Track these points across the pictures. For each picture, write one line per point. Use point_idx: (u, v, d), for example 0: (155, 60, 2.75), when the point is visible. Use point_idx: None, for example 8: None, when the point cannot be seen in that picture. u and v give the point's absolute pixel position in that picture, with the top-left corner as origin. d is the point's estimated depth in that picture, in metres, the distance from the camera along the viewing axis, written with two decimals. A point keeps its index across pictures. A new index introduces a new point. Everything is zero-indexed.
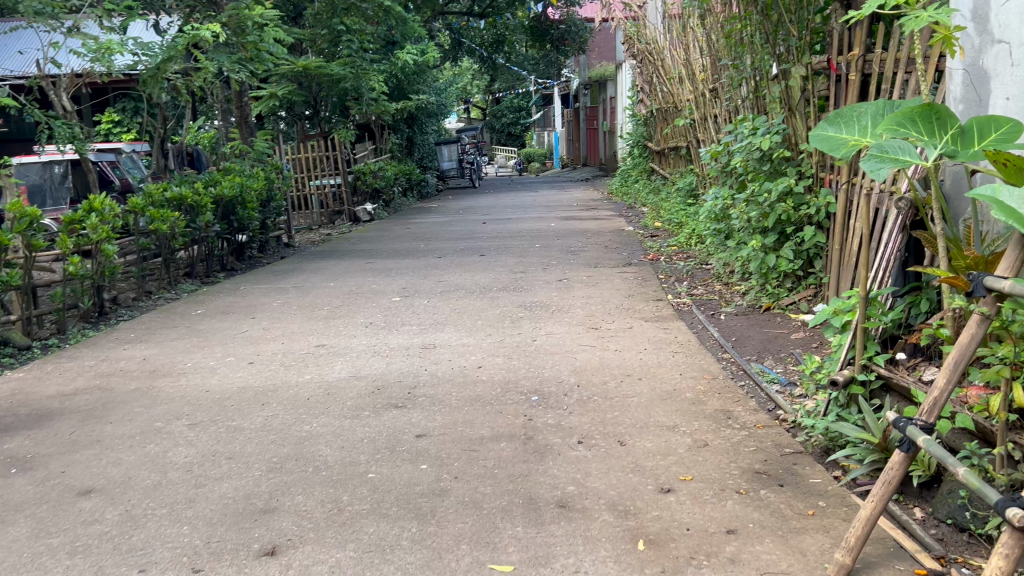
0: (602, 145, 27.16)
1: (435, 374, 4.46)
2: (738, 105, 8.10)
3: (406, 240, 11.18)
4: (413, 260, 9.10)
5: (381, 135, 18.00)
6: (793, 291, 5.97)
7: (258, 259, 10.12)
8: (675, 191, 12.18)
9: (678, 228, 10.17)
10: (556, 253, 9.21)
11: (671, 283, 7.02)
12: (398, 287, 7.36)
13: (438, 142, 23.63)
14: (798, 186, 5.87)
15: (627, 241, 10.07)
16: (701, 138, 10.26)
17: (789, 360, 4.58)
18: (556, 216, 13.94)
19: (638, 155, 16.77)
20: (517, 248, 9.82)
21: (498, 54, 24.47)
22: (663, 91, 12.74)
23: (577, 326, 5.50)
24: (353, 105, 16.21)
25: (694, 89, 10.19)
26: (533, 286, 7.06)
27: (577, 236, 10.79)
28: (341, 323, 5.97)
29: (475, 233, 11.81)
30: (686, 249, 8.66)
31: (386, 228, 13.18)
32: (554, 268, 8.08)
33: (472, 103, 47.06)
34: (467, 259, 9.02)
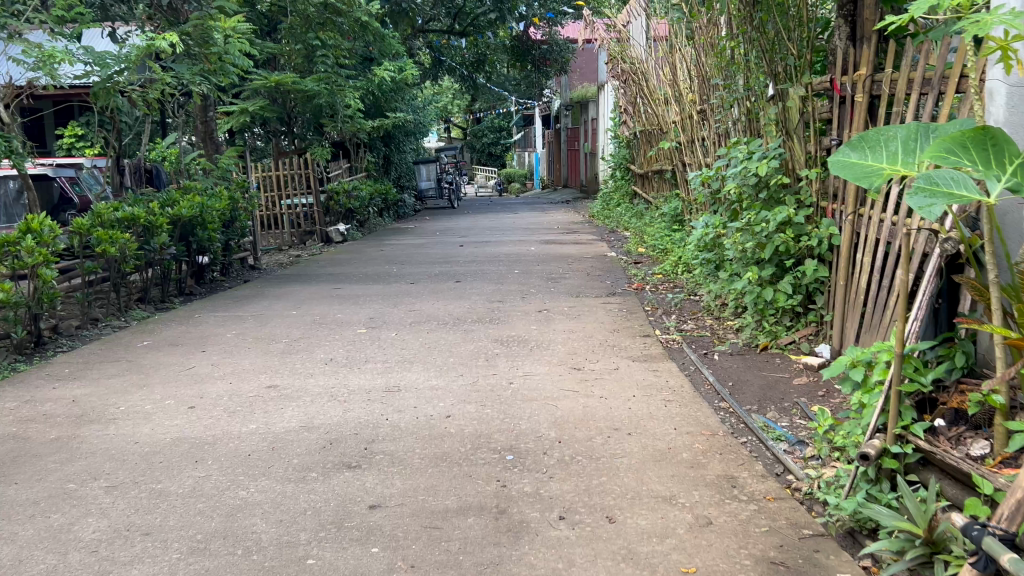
0: (583, 167, 26.86)
1: (397, 425, 3.95)
2: (728, 128, 7.71)
3: (379, 263, 10.67)
4: (384, 287, 8.59)
5: (357, 154, 17.51)
6: (791, 329, 5.53)
7: (220, 283, 9.55)
8: (659, 216, 11.79)
9: (662, 255, 9.75)
10: (535, 281, 8.73)
11: (659, 317, 6.55)
12: (364, 317, 6.84)
13: (416, 161, 23.21)
14: (798, 215, 5.45)
15: (610, 268, 9.62)
16: (688, 161, 9.87)
17: (795, 412, 4.12)
18: (536, 239, 13.49)
19: (620, 178, 16.39)
20: (495, 275, 9.34)
21: (478, 74, 24.12)
22: (647, 112, 12.38)
23: (557, 367, 5.00)
24: (328, 123, 15.73)
25: (680, 111, 9.81)
26: (510, 318, 6.57)
27: (557, 262, 10.32)
28: (299, 360, 5.43)
29: (452, 257, 11.31)
30: (673, 279, 8.21)
31: (359, 250, 12.66)
32: (534, 297, 7.60)
33: (452, 123, 46.73)
34: (441, 286, 8.52)
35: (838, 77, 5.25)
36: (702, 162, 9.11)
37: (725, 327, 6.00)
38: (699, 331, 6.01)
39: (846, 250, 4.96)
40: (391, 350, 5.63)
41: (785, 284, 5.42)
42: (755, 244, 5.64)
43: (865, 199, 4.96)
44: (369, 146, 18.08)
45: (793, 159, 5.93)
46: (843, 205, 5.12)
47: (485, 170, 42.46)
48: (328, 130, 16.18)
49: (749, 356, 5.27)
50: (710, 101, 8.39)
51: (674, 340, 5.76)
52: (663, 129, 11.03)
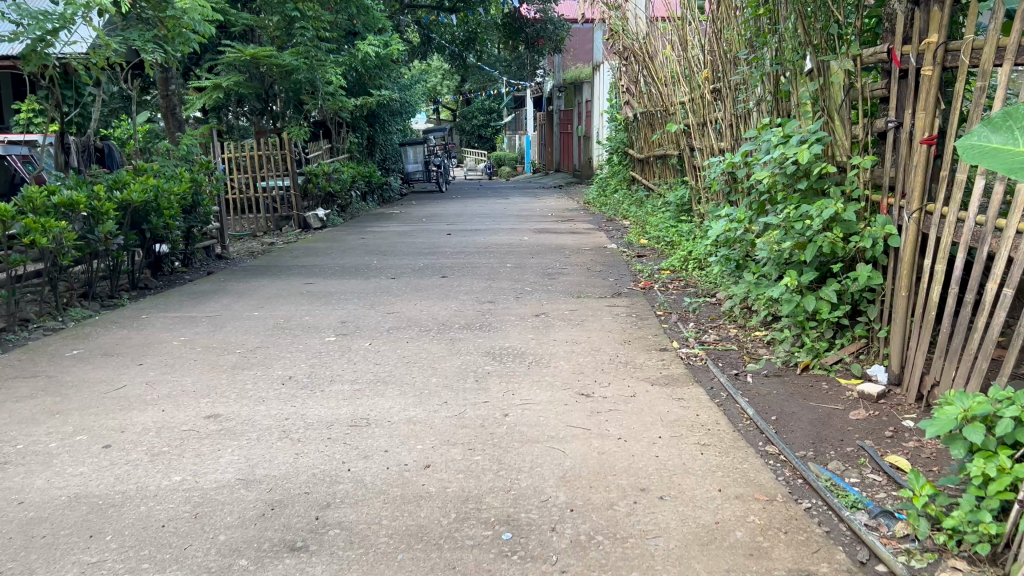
0: (576, 151, 25.91)
1: (361, 480, 3.09)
2: (752, 108, 6.84)
3: (358, 254, 9.76)
4: (361, 282, 7.70)
5: (339, 134, 16.51)
6: (835, 344, 4.70)
7: (180, 275, 8.63)
8: (663, 205, 10.94)
9: (669, 249, 8.90)
10: (530, 277, 7.86)
11: (674, 324, 5.70)
12: (335, 321, 5.96)
13: (402, 142, 22.28)
14: (848, 211, 4.60)
15: (612, 262, 8.76)
16: (698, 146, 9.00)
17: (864, 461, 3.28)
18: (529, 228, 12.61)
19: (618, 163, 15.51)
20: (485, 269, 8.46)
21: (468, 52, 23.10)
22: (651, 92, 11.49)
23: (561, 393, 4.14)
24: (309, 100, 14.76)
25: (691, 90, 8.93)
26: (503, 325, 5.70)
27: (553, 254, 9.45)
28: (252, 378, 4.56)
29: (438, 247, 10.41)
30: (687, 276, 7.37)
31: (338, 238, 11.75)
32: (528, 297, 6.73)
33: (441, 105, 45.60)
34: (426, 282, 7.65)
35: (899, 46, 4.35)
36: (717, 146, 8.25)
37: (754, 340, 5.16)
38: (724, 343, 5.16)
39: (909, 255, 4.12)
40: (364, 364, 4.77)
41: (831, 292, 4.57)
42: (794, 243, 4.79)
43: (935, 195, 4.12)
44: (352, 126, 17.11)
45: (836, 144, 5.08)
46: (904, 200, 4.28)
47: (475, 153, 41.41)
48: (309, 108, 15.21)
49: (789, 378, 4.42)
50: (731, 79, 7.52)
51: (697, 355, 4.90)
52: (671, 110, 10.15)
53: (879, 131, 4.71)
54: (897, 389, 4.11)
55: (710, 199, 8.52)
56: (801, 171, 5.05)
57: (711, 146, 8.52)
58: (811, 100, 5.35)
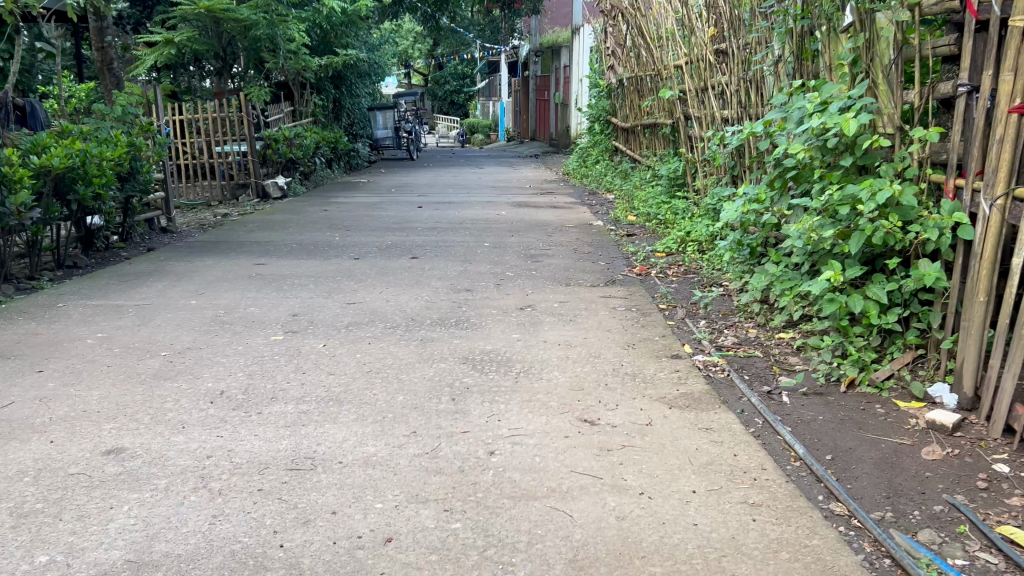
0: (552, 119, 25.00)
1: (298, 566, 2.25)
2: (768, 72, 6.02)
3: (320, 228, 8.85)
4: (320, 263, 6.81)
5: (302, 96, 15.27)
6: (883, 354, 3.91)
7: (116, 251, 7.64)
8: (652, 178, 10.16)
9: (663, 228, 8.12)
10: (511, 259, 7.03)
11: (682, 322, 4.90)
12: (286, 313, 5.09)
13: (371, 107, 21.22)
14: (906, 194, 3.78)
15: (601, 242, 7.96)
16: (697, 116, 8.20)
17: (966, 529, 2.50)
18: (506, 201, 11.75)
19: (599, 132, 14.64)
20: (460, 249, 7.60)
21: (441, 12, 21.98)
22: (640, 55, 10.63)
23: (559, 420, 3.33)
24: (270, 59, 13.69)
25: (691, 52, 8.10)
26: (483, 322, 4.87)
27: (535, 232, 8.61)
28: (175, 393, 3.68)
29: (408, 221, 9.53)
30: (689, 261, 6.59)
31: (299, 209, 10.81)
32: (510, 286, 5.92)
33: (412, 69, 44.24)
34: (393, 263, 6.79)
35: None
36: (721, 114, 7.45)
37: (782, 345, 4.37)
38: (747, 348, 4.36)
39: (989, 251, 3.32)
40: (316, 374, 3.92)
41: (883, 293, 3.77)
42: (836, 232, 3.98)
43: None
44: (317, 88, 16.00)
45: (884, 112, 4.26)
46: (980, 182, 3.47)
47: (447, 119, 40.26)
48: (270, 67, 14.12)
49: (834, 398, 3.64)
50: (742, 39, 6.71)
51: (717, 363, 4.10)
52: (665, 74, 9.32)
53: (944, 97, 3.88)
54: (973, 418, 3.33)
55: (711, 173, 7.75)
56: (843, 143, 4.22)
57: (712, 115, 7.72)
58: (852, 58, 4.52)
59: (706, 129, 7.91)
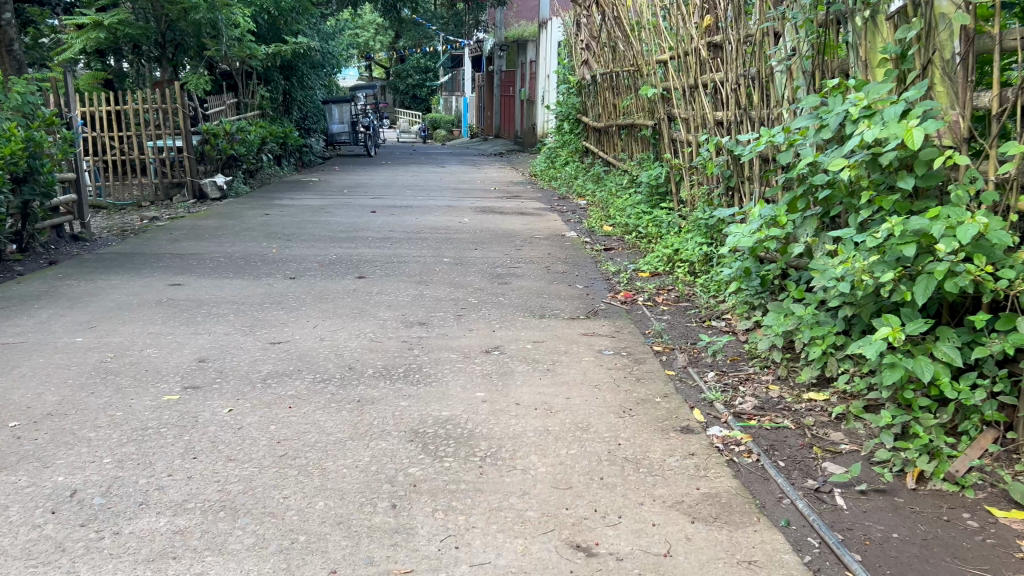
0: (518, 116, 24.08)
1: None
2: (778, 70, 5.14)
3: (256, 238, 7.81)
4: (249, 284, 5.78)
5: (249, 87, 14.18)
6: (956, 433, 3.02)
7: (10, 264, 6.52)
8: (630, 185, 9.29)
9: (646, 244, 7.24)
10: (474, 280, 6.08)
11: (685, 374, 3.99)
12: (191, 357, 4.08)
13: (326, 100, 20.07)
14: (995, 229, 2.88)
15: (576, 258, 7.06)
16: (684, 118, 7.34)
17: None
18: (468, 205, 10.80)
19: (568, 131, 13.74)
20: (416, 265, 6.63)
21: (403, 3, 20.87)
22: (617, 49, 9.75)
23: (540, 546, 2.38)
24: (212, 46, 12.53)
25: (680, 45, 7.22)
26: (439, 372, 3.92)
27: (500, 244, 7.67)
28: (7, 495, 2.66)
29: (359, 230, 8.52)
30: (685, 287, 5.72)
31: (238, 212, 9.74)
32: (473, 318, 4.96)
33: (373, 61, 42.99)
34: (334, 285, 5.79)
35: None
36: (715, 118, 6.58)
37: (817, 413, 3.48)
38: (774, 416, 3.47)
39: None
40: (212, 463, 2.92)
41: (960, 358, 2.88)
42: (896, 275, 3.09)
43: None
44: (264, 78, 14.83)
45: (947, 121, 3.37)
46: None
47: (409, 113, 39.13)
48: (212, 55, 12.96)
49: (903, 501, 2.73)
50: (747, 31, 5.83)
51: (740, 440, 3.20)
52: (647, 71, 8.43)
53: None
54: None
55: (702, 182, 6.88)
56: (899, 160, 3.32)
57: (704, 117, 6.85)
58: (899, 51, 3.63)
59: (698, 133, 7.04)
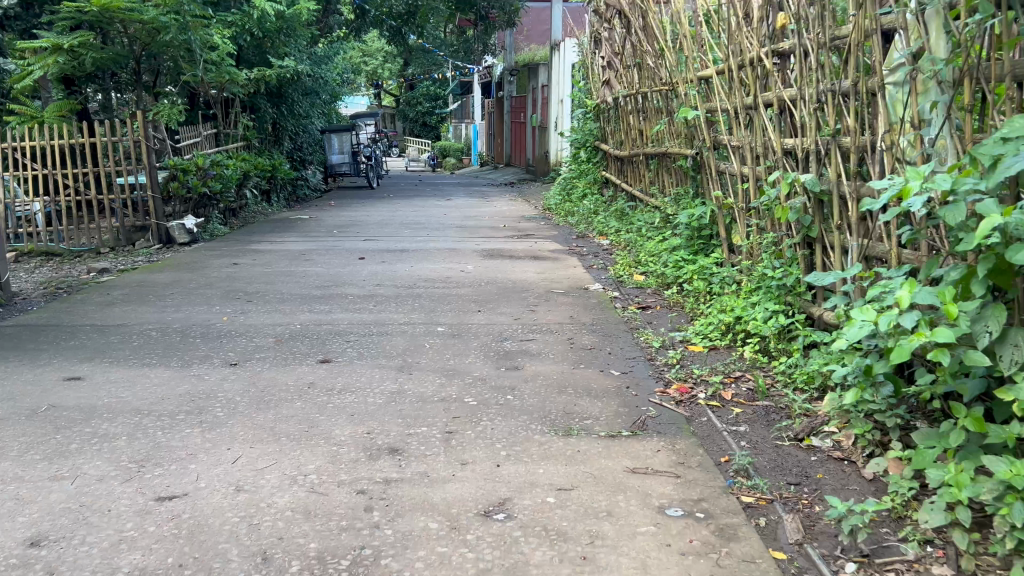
0: (529, 143, 22.70)
1: None
2: (899, 77, 3.68)
3: (209, 299, 6.36)
4: (172, 378, 4.31)
5: (228, 117, 12.77)
6: None
7: None
8: (664, 224, 7.81)
9: (693, 306, 5.75)
10: (474, 364, 4.58)
11: (807, 564, 2.49)
12: (23, 536, 2.61)
13: (325, 130, 18.73)
14: None
15: (605, 323, 5.57)
16: (738, 145, 5.85)
17: None
18: (474, 248, 9.34)
19: (585, 161, 12.30)
20: (400, 339, 5.15)
21: (408, 27, 19.50)
22: (646, 65, 8.28)
23: None
24: (187, 71, 11.17)
25: (733, 56, 5.74)
26: (406, 568, 2.42)
27: (509, 304, 6.18)
28: None
29: (339, 284, 7.06)
30: (762, 378, 4.25)
31: (203, 261, 8.32)
32: (468, 436, 3.46)
33: (381, 89, 41.93)
34: (285, 378, 4.32)
35: None
36: (785, 146, 5.09)
37: None
38: None
39: None
40: None
41: None
42: None
43: None
44: (249, 107, 13.46)
45: None
46: None
47: (417, 141, 37.97)
48: (188, 80, 11.56)
49: None
50: (836, 30, 4.34)
51: None
52: (685, 89, 6.96)
53: None
54: None
55: (766, 228, 5.38)
56: None
57: (769, 144, 5.36)
58: None
59: (760, 165, 5.55)
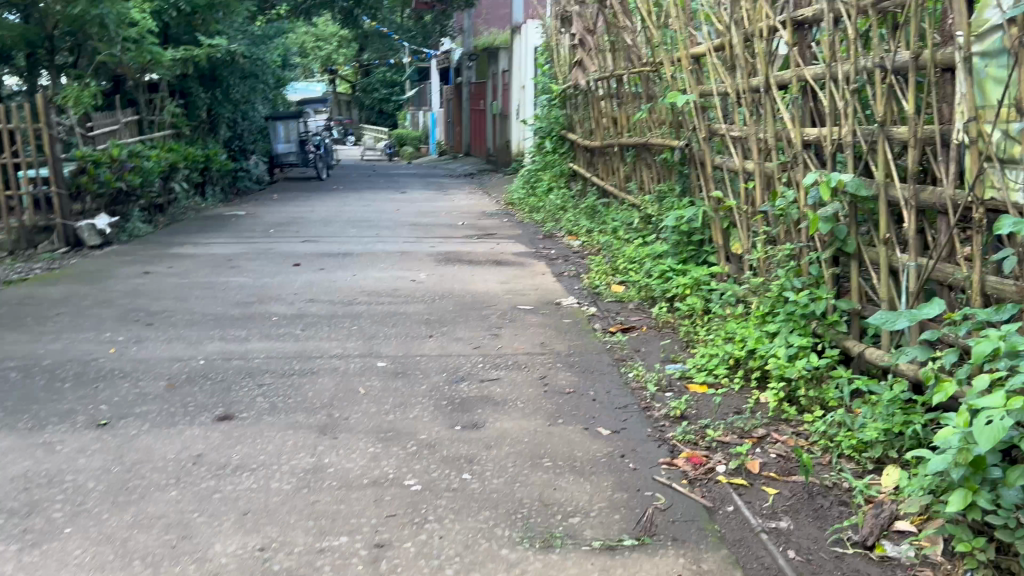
0: (489, 132, 21.58)
1: None
2: (993, 46, 2.73)
3: (99, 323, 5.20)
4: (8, 451, 3.19)
5: (154, 102, 11.45)
6: None
7: None
8: (646, 226, 6.84)
9: (688, 329, 4.79)
10: (420, 420, 3.53)
11: None
12: None
13: (270, 117, 17.44)
14: None
15: (583, 353, 4.57)
16: (741, 136, 4.88)
17: None
18: (428, 251, 8.27)
19: (550, 151, 11.27)
20: (328, 380, 4.08)
21: (360, 8, 18.25)
22: (623, 44, 7.26)
23: None
24: (103, 50, 9.87)
25: (738, 25, 4.74)
26: None
27: (466, 327, 5.14)
28: None
29: (265, 298, 5.96)
30: (795, 442, 3.29)
31: (109, 269, 7.13)
32: (409, 554, 2.43)
33: (336, 75, 40.42)
34: (165, 448, 3.23)
35: None
36: (805, 136, 4.12)
37: None
38: None
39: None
40: None
41: None
42: None
43: None
44: (180, 91, 12.17)
45: None
46: None
47: (374, 130, 36.59)
48: (105, 61, 10.23)
49: None
50: None
51: None
52: (673, 69, 5.96)
53: None
54: None
55: (779, 237, 4.43)
56: None
57: (784, 135, 4.39)
58: None
59: (770, 160, 4.59)
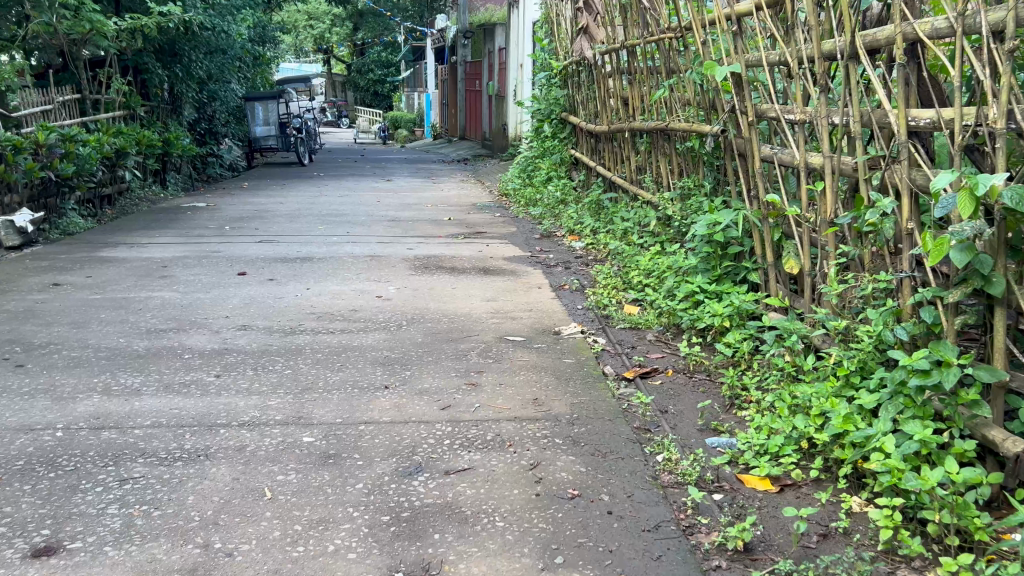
0: (485, 114, 20.26)
1: None
2: None
3: None
4: None
5: (101, 79, 10.15)
6: None
7: None
8: (664, 228, 5.60)
9: (732, 378, 3.55)
10: (343, 556, 2.30)
11: None
12: None
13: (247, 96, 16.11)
14: None
15: (592, 417, 3.34)
16: (802, 120, 3.60)
17: None
18: (404, 253, 7.02)
19: (549, 137, 10.00)
20: (227, 468, 2.84)
21: None
22: (637, 6, 5.97)
23: None
24: (32, 17, 8.52)
25: None
26: None
27: (436, 371, 3.90)
28: None
29: (186, 323, 4.70)
30: None
31: (13, 278, 5.87)
32: None
33: (329, 54, 38.96)
34: None
35: None
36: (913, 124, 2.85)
37: None
38: None
39: None
40: None
41: None
42: None
43: None
44: (134, 67, 10.86)
45: None
46: None
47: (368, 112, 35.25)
48: (39, 31, 8.91)
49: None
50: None
51: None
52: (705, 34, 4.66)
53: None
54: None
55: (866, 263, 3.18)
56: None
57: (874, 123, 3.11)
58: None
59: (849, 154, 3.32)
